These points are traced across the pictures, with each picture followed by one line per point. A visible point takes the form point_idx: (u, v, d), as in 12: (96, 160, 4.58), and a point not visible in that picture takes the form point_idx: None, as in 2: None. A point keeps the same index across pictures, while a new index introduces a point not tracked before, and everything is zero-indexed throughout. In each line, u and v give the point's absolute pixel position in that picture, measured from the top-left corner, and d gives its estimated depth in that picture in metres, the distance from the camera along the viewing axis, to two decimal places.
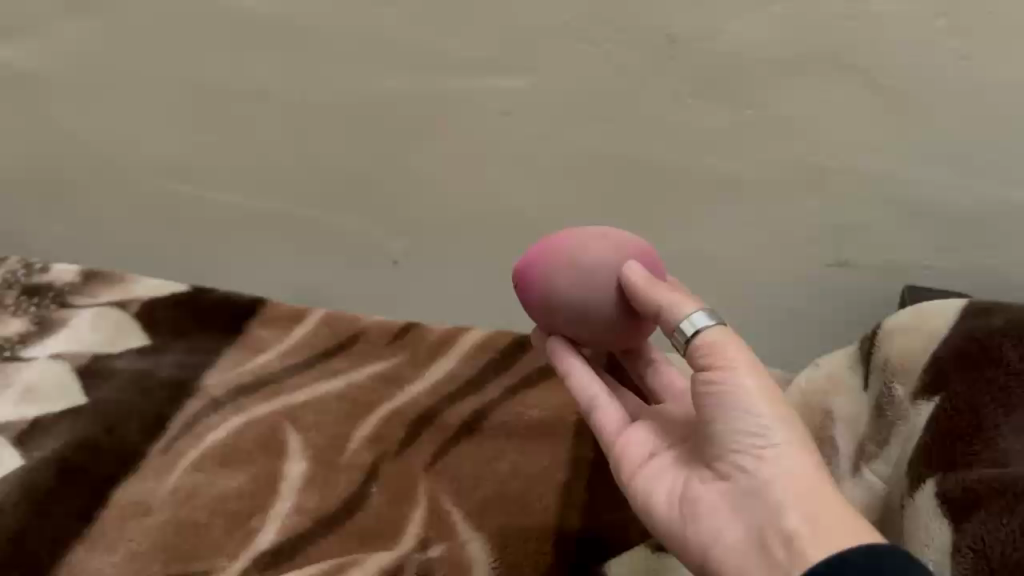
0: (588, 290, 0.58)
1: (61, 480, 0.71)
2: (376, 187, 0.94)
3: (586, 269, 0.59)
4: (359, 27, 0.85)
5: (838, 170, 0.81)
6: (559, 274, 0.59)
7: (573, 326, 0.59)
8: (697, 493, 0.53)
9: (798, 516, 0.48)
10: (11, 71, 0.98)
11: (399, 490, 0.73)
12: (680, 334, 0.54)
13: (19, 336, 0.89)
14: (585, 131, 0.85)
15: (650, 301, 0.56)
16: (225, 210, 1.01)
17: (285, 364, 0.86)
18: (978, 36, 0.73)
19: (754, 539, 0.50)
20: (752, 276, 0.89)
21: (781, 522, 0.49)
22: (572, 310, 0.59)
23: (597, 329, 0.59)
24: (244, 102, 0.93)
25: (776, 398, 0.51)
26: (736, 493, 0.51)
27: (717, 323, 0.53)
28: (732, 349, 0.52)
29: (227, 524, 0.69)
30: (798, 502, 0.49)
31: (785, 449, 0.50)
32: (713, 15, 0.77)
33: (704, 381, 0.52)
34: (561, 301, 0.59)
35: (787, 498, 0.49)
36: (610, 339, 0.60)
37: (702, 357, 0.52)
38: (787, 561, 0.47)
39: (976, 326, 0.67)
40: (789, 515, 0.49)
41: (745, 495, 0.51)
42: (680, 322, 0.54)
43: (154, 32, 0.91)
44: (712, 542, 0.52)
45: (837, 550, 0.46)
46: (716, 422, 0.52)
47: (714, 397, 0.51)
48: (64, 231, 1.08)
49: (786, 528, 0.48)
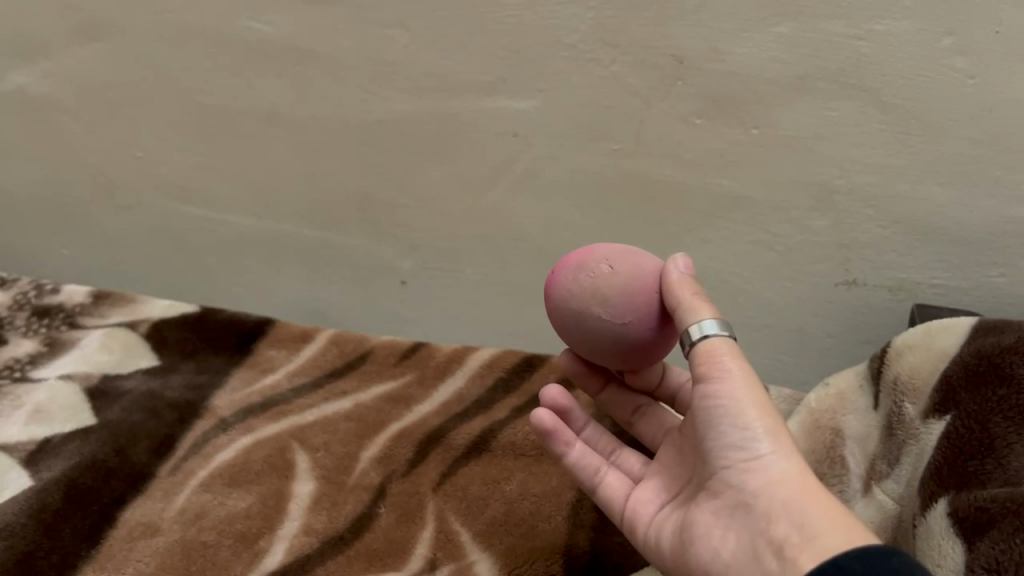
0: (653, 261, 0.59)
1: (70, 501, 0.72)
2: (385, 207, 0.95)
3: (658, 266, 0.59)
4: (368, 51, 0.85)
5: (846, 191, 0.82)
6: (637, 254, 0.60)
7: (614, 254, 0.57)
8: (694, 516, 0.54)
9: (788, 524, 0.48)
10: (20, 94, 0.99)
11: (407, 511, 0.72)
12: (686, 337, 0.53)
13: (29, 357, 0.90)
14: (591, 153, 0.85)
15: (688, 281, 0.55)
16: (236, 231, 1.02)
17: (293, 384, 0.86)
18: (986, 55, 0.72)
19: (746, 552, 0.50)
20: (760, 299, 0.91)
21: (772, 532, 0.48)
22: (627, 251, 0.58)
23: (629, 268, 0.56)
24: (253, 124, 0.93)
25: (766, 408, 0.51)
26: (730, 508, 0.51)
27: (724, 332, 0.53)
28: (729, 359, 0.52)
29: (235, 545, 0.69)
30: (785, 509, 0.48)
31: (773, 458, 0.50)
32: (719, 36, 0.76)
33: (701, 394, 0.52)
34: (626, 248, 0.59)
35: (776, 507, 0.49)
36: (623, 283, 0.55)
37: (700, 367, 0.52)
38: (778, 570, 0.47)
39: (985, 343, 0.66)
40: (779, 523, 0.48)
41: (737, 507, 0.51)
42: (689, 327, 0.53)
43: (161, 55, 0.91)
44: (711, 560, 0.52)
45: (825, 553, 0.45)
46: (707, 436, 0.52)
47: (706, 410, 0.52)
48: (77, 253, 1.10)
49: (777, 537, 0.48)
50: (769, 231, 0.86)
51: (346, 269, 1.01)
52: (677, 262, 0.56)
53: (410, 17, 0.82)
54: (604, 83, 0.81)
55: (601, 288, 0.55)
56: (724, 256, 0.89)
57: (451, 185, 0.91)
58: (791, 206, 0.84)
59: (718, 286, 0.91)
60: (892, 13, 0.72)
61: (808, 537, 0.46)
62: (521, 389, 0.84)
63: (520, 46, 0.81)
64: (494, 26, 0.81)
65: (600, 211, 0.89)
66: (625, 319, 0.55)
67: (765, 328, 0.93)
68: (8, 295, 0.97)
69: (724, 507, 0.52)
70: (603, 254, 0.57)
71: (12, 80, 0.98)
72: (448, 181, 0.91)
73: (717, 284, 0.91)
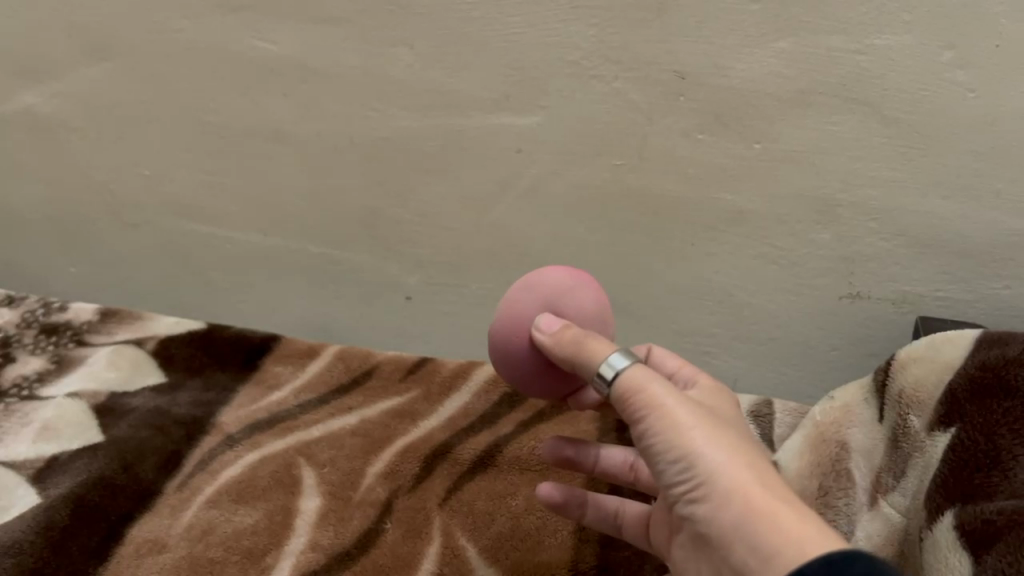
0: (557, 295, 0.59)
1: (78, 519, 0.72)
2: (392, 224, 0.96)
3: (567, 297, 0.59)
4: (373, 69, 0.86)
5: (849, 204, 0.82)
6: (558, 275, 0.61)
7: (515, 292, 0.60)
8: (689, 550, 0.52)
9: (742, 550, 0.45)
10: (29, 115, 1.00)
11: (413, 526, 0.72)
12: (603, 380, 0.53)
13: (36, 375, 0.90)
14: (596, 169, 0.86)
15: (558, 338, 0.56)
16: (242, 248, 1.03)
17: (300, 400, 0.86)
18: (987, 68, 0.73)
19: None
20: (764, 312, 0.91)
21: (734, 560, 0.46)
22: (530, 286, 0.60)
23: (514, 312, 0.59)
24: (259, 143, 0.94)
25: (692, 426, 0.49)
26: (700, 541, 0.49)
27: (633, 362, 0.52)
28: (644, 391, 0.51)
29: (242, 561, 0.69)
30: (736, 534, 0.45)
31: (710, 479, 0.47)
32: (721, 52, 0.77)
33: (634, 435, 0.51)
34: (538, 278, 0.60)
35: (726, 534, 0.46)
36: (502, 328, 0.59)
37: (626, 411, 0.51)
38: None
39: (988, 356, 0.66)
40: (733, 549, 0.45)
41: (702, 539, 0.48)
42: (600, 368, 0.53)
43: (168, 75, 0.92)
44: None
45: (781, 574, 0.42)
46: (656, 476, 0.50)
47: (646, 452, 0.50)
48: (85, 271, 1.11)
49: (739, 564, 0.45)
50: (772, 245, 0.86)
51: (353, 285, 1.02)
52: (547, 322, 0.57)
53: (414, 36, 0.83)
54: (607, 98, 0.82)
55: (491, 331, 0.60)
56: (728, 269, 0.89)
57: (455, 200, 0.92)
58: (794, 220, 0.84)
59: (722, 300, 0.91)
60: (892, 27, 0.73)
61: (763, 563, 0.44)
62: (527, 402, 0.84)
63: (523, 63, 0.82)
64: (498, 44, 0.82)
65: (604, 226, 0.89)
66: (491, 339, 0.60)
67: (769, 341, 0.93)
68: (14, 314, 0.98)
69: (698, 540, 0.49)
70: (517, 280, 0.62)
71: (21, 101, 0.99)
72: (451, 197, 0.92)
73: (721, 298, 0.91)
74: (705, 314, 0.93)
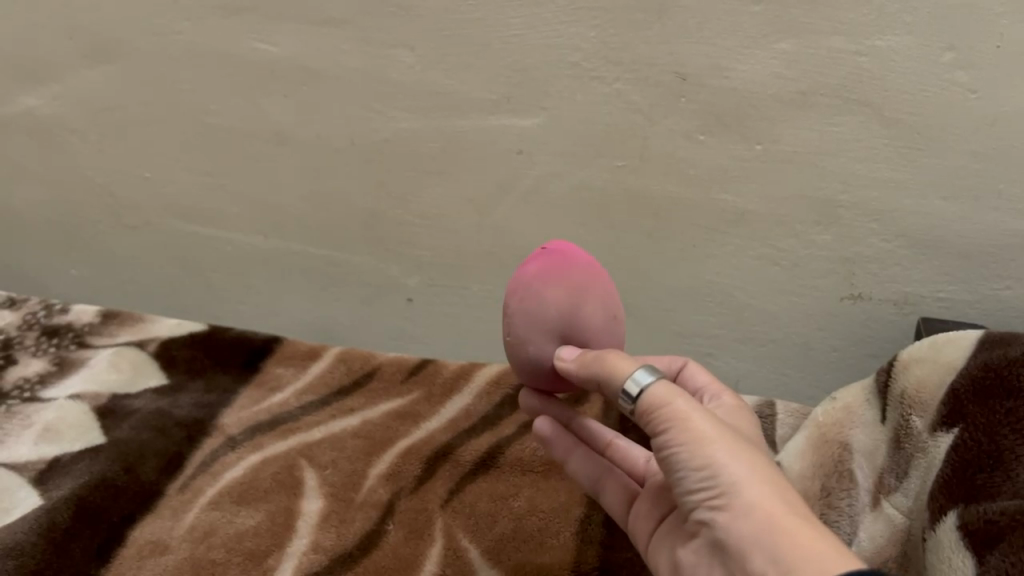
0: (567, 320, 0.59)
1: (80, 520, 0.72)
2: (393, 225, 0.96)
3: (575, 317, 0.60)
4: (372, 70, 0.86)
5: (850, 205, 0.82)
6: (560, 295, 0.59)
7: (526, 327, 0.59)
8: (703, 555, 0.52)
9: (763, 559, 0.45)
10: (29, 117, 1.00)
11: (415, 527, 0.72)
12: (626, 395, 0.52)
13: (38, 377, 0.90)
14: (596, 170, 0.86)
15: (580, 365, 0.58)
16: (242, 249, 1.03)
17: (301, 402, 0.86)
18: (987, 68, 0.73)
19: None
20: (765, 313, 0.91)
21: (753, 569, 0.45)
22: (539, 319, 0.59)
23: (532, 349, 0.59)
24: (259, 145, 0.94)
25: (717, 437, 0.48)
26: (716, 549, 0.49)
27: (660, 378, 0.52)
28: (668, 401, 0.50)
29: (243, 562, 0.69)
30: (758, 542, 0.45)
31: (732, 488, 0.47)
32: (721, 53, 0.77)
33: (654, 443, 0.51)
34: (546, 308, 0.59)
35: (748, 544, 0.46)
36: (523, 363, 0.60)
37: (648, 420, 0.51)
38: None
39: (989, 356, 0.66)
40: (753, 558, 0.45)
41: (718, 547, 0.48)
42: (623, 383, 0.52)
43: (169, 77, 0.93)
44: None
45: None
46: (675, 484, 0.50)
47: (665, 460, 0.50)
48: (85, 273, 1.11)
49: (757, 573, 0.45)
50: (773, 246, 0.86)
51: (353, 287, 1.02)
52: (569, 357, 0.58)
53: (415, 38, 0.83)
54: (607, 100, 0.82)
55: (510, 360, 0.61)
56: (728, 271, 0.89)
57: (456, 202, 0.92)
58: (795, 221, 0.84)
59: (722, 300, 0.91)
60: (892, 28, 0.73)
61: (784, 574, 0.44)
62: None
63: (523, 65, 0.82)
64: (498, 45, 0.82)
65: (604, 227, 0.89)
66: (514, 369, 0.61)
67: (770, 343, 0.93)
68: (16, 316, 0.98)
69: (715, 549, 0.49)
70: (508, 303, 0.59)
71: (21, 103, 0.99)
72: (452, 199, 0.92)
73: (722, 299, 0.91)
74: (706, 315, 0.93)
